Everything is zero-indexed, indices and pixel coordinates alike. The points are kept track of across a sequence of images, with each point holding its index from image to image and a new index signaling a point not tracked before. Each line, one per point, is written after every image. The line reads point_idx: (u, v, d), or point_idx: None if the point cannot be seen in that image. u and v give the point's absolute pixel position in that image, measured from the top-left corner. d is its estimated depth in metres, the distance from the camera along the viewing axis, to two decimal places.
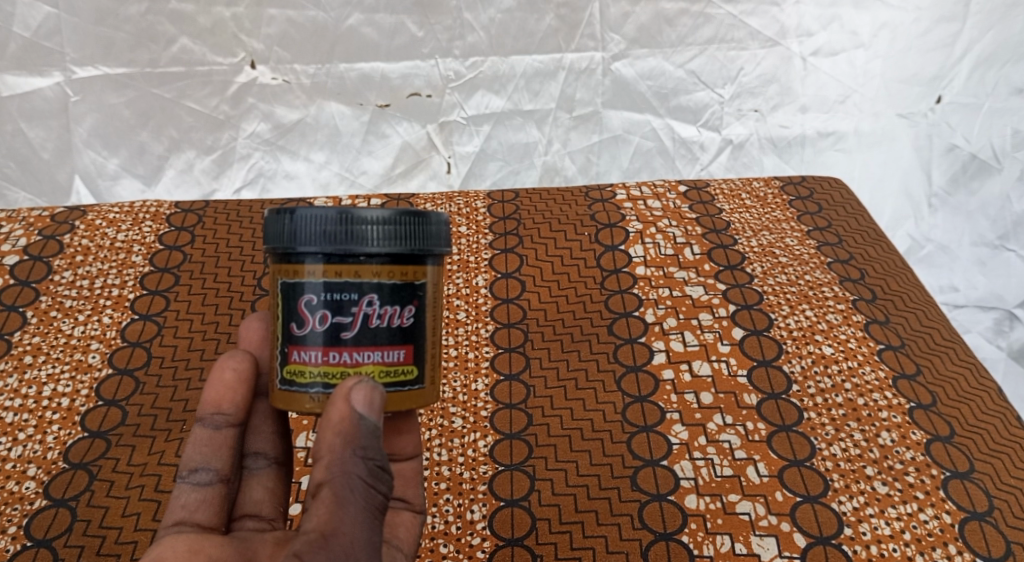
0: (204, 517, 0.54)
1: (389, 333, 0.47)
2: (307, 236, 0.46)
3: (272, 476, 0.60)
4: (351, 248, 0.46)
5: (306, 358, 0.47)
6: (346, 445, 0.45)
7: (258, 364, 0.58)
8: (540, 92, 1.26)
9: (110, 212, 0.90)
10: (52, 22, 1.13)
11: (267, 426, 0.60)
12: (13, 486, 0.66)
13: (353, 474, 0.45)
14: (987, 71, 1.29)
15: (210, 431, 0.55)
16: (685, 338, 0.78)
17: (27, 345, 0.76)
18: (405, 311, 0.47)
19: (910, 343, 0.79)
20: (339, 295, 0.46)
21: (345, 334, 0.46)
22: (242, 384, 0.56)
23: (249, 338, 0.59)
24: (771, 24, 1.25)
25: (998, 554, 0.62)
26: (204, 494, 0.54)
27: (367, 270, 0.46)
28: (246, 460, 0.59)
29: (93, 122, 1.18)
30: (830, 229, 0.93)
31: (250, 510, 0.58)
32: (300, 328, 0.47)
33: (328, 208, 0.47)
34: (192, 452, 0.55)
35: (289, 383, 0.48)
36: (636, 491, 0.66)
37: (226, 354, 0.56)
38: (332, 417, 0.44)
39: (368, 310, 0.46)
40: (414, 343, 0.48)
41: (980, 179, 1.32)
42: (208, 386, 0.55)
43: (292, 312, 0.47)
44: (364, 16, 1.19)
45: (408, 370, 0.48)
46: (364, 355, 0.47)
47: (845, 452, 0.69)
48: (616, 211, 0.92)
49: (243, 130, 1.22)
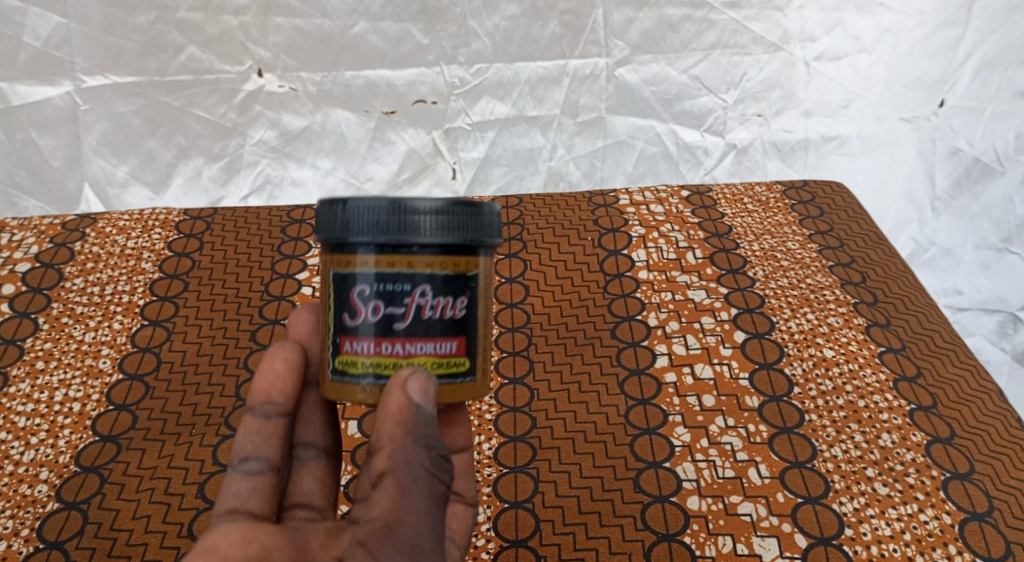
0: (256, 505, 0.53)
1: (441, 325, 0.48)
2: (359, 226, 0.47)
3: (321, 466, 0.61)
4: (404, 239, 0.47)
5: (358, 348, 0.48)
6: (406, 434, 0.45)
7: (307, 356, 0.59)
8: (544, 98, 1.28)
9: (120, 220, 0.92)
10: (62, 32, 1.15)
11: (316, 417, 0.61)
12: (25, 489, 0.67)
13: (415, 463, 0.45)
14: (990, 74, 1.29)
15: (261, 420, 0.56)
16: (687, 341, 0.79)
17: (39, 351, 0.77)
18: (457, 303, 0.49)
19: (911, 346, 0.80)
20: (391, 286, 0.47)
21: (398, 325, 0.47)
22: (292, 374, 0.57)
23: (299, 330, 0.61)
24: (774, 30, 1.26)
25: (999, 554, 0.62)
26: (255, 482, 0.54)
27: (420, 260, 0.47)
28: (295, 450, 0.60)
29: (103, 130, 1.20)
30: (832, 233, 0.93)
31: (300, 500, 0.58)
32: (352, 319, 0.48)
33: (380, 198, 0.47)
34: (242, 440, 0.55)
35: (341, 374, 0.49)
36: (639, 493, 0.67)
37: (275, 346, 0.58)
38: (391, 406, 0.45)
39: (421, 302, 0.47)
40: (465, 335, 0.49)
41: (983, 183, 1.33)
42: (258, 374, 0.57)
43: (344, 302, 0.48)
44: (369, 24, 1.20)
45: (459, 362, 0.49)
46: (416, 346, 0.48)
47: (845, 453, 0.69)
48: (618, 215, 0.93)
49: (250, 137, 1.24)
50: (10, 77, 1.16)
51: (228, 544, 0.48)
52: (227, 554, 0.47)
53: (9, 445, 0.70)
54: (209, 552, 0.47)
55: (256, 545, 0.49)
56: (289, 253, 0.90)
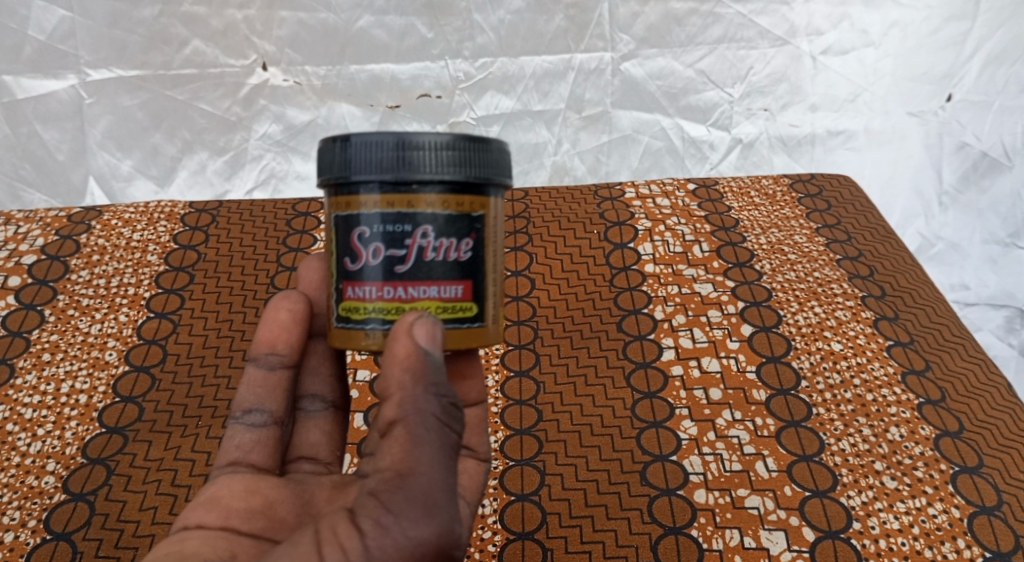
0: (258, 459, 0.56)
1: (445, 267, 0.49)
2: (360, 163, 0.48)
3: (328, 420, 0.62)
4: (406, 176, 0.47)
5: (362, 294, 0.49)
6: (415, 382, 0.46)
7: (313, 306, 0.60)
8: (550, 92, 1.27)
9: (125, 212, 0.92)
10: (66, 26, 1.15)
11: (324, 368, 0.62)
12: (32, 481, 0.68)
13: (425, 411, 0.45)
14: (997, 68, 1.28)
15: (264, 372, 0.58)
16: (693, 335, 0.79)
17: (45, 343, 0.78)
18: (462, 245, 0.49)
19: (919, 339, 0.80)
20: (393, 227, 0.48)
21: (399, 267, 0.48)
22: (296, 325, 0.58)
23: (308, 280, 0.62)
24: (780, 23, 1.25)
25: (1007, 548, 0.62)
26: (258, 435, 0.57)
27: (423, 200, 0.48)
28: (302, 402, 0.62)
29: (107, 124, 1.20)
30: (839, 226, 0.93)
31: (306, 453, 0.60)
32: (354, 263, 0.49)
33: (383, 135, 0.48)
34: (246, 392, 0.57)
35: (345, 320, 0.50)
36: (646, 485, 0.67)
37: (280, 296, 0.59)
38: (398, 352, 0.46)
39: (422, 243, 0.48)
40: (472, 279, 0.50)
41: (990, 177, 1.32)
42: (263, 325, 0.58)
43: (346, 247, 0.49)
44: (374, 18, 1.20)
45: (466, 307, 0.50)
46: (419, 291, 0.48)
47: (853, 447, 0.69)
48: (624, 208, 0.93)
49: (255, 131, 1.24)
50: (15, 70, 1.16)
51: (230, 495, 0.52)
52: (229, 505, 0.51)
53: (15, 436, 0.70)
54: (210, 504, 0.51)
55: (258, 497, 0.52)
56: (294, 245, 0.89)
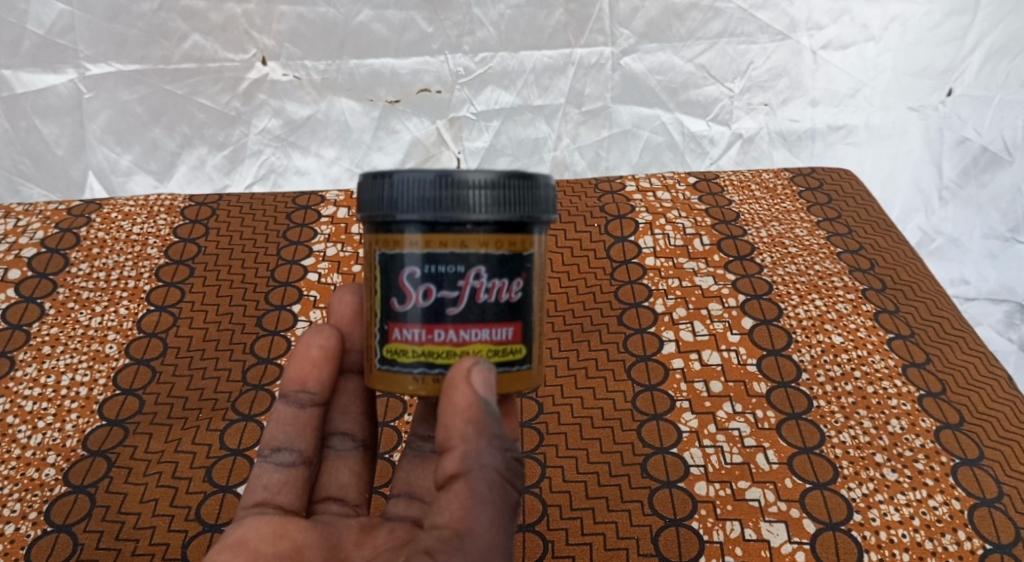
0: (285, 499, 0.55)
1: (496, 309, 0.48)
2: (407, 203, 0.47)
3: (358, 459, 0.60)
4: (457, 216, 0.46)
5: (408, 336, 0.48)
6: (477, 435, 0.46)
7: (344, 342, 0.59)
8: (550, 87, 1.27)
9: (125, 206, 0.92)
10: (65, 20, 1.15)
11: (355, 406, 0.61)
12: (32, 473, 0.67)
13: (488, 466, 0.46)
14: (998, 64, 1.28)
15: (294, 410, 0.57)
16: (694, 327, 0.79)
17: (45, 336, 0.77)
18: (513, 285, 0.48)
19: (920, 333, 0.80)
20: (443, 268, 0.47)
21: (450, 310, 0.47)
22: (327, 362, 0.58)
23: (341, 313, 0.61)
24: (781, 18, 1.24)
25: (1008, 540, 0.62)
26: (286, 475, 0.56)
27: (474, 239, 0.47)
28: (332, 440, 0.60)
29: (106, 118, 1.20)
30: (840, 220, 0.93)
31: (334, 494, 0.59)
32: (402, 303, 0.48)
33: (428, 171, 0.47)
34: (276, 430, 0.57)
35: (390, 362, 0.48)
36: (646, 478, 0.67)
37: (312, 330, 0.58)
38: (459, 403, 0.45)
39: (475, 284, 0.47)
40: (521, 320, 0.49)
41: (991, 172, 1.32)
42: (294, 361, 0.57)
43: (393, 287, 0.48)
44: (374, 12, 1.20)
45: (516, 349, 0.49)
46: (470, 333, 0.47)
47: (853, 440, 0.69)
48: (625, 203, 0.93)
49: (254, 126, 1.24)
50: (14, 65, 1.15)
51: (258, 539, 0.51)
52: (256, 549, 0.50)
53: (15, 429, 0.70)
54: (238, 547, 0.50)
55: (286, 540, 0.52)
56: (294, 239, 0.89)
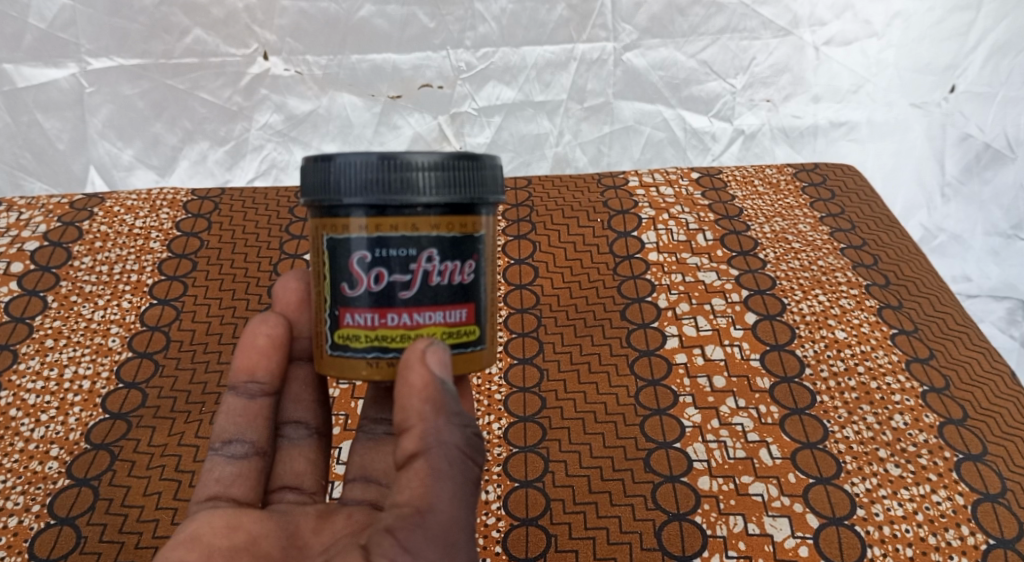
0: (239, 492, 0.55)
1: (449, 292, 0.47)
2: (354, 186, 0.46)
3: (312, 447, 0.61)
4: (406, 199, 0.46)
5: (359, 321, 0.47)
6: (436, 413, 0.46)
7: (293, 330, 0.59)
8: (551, 83, 1.27)
9: (128, 199, 0.91)
10: (67, 14, 1.14)
11: (306, 395, 0.61)
12: (36, 466, 0.67)
13: (448, 443, 0.46)
14: (1001, 60, 1.28)
15: (245, 401, 0.56)
16: (697, 323, 0.79)
17: (49, 329, 0.77)
18: (465, 267, 0.48)
19: (924, 328, 0.80)
20: (394, 252, 0.46)
21: (403, 294, 0.46)
22: (276, 350, 0.57)
23: (286, 300, 0.60)
24: (784, 14, 1.24)
25: (1011, 535, 0.62)
26: (239, 467, 0.55)
27: (425, 222, 0.46)
28: (284, 429, 0.60)
29: (108, 113, 1.20)
30: (843, 215, 0.93)
31: (289, 483, 0.59)
32: (352, 288, 0.47)
33: (372, 154, 0.47)
34: (226, 423, 0.56)
35: (342, 348, 0.48)
36: (649, 472, 0.67)
37: (258, 320, 0.57)
38: (415, 383, 0.45)
39: (428, 267, 0.46)
40: (474, 301, 0.49)
41: (994, 169, 1.32)
42: (241, 352, 0.57)
43: (343, 272, 0.47)
44: (375, 7, 1.19)
45: (469, 330, 0.49)
46: (424, 316, 0.47)
47: (857, 435, 0.69)
48: (628, 198, 0.93)
49: (256, 121, 1.23)
50: (15, 58, 1.15)
51: (212, 533, 0.50)
52: (211, 543, 0.49)
53: (19, 422, 0.70)
54: (191, 543, 0.49)
55: (242, 532, 0.51)
56: (296, 233, 0.89)
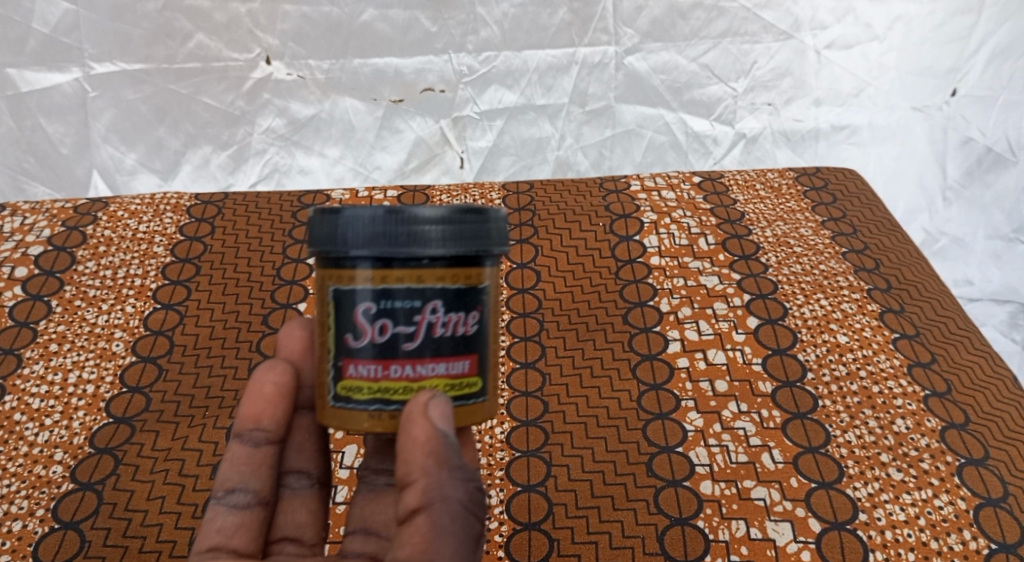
0: (240, 543, 0.53)
1: (452, 343, 0.47)
2: (361, 238, 0.46)
3: (314, 498, 0.60)
4: (412, 252, 0.46)
5: (363, 372, 0.47)
6: (439, 467, 0.46)
7: (299, 378, 0.59)
8: (553, 87, 1.27)
9: (132, 204, 0.92)
10: (70, 18, 1.15)
11: (310, 444, 0.60)
12: (40, 470, 0.68)
13: (450, 498, 0.46)
14: (1002, 64, 1.28)
15: (249, 449, 0.55)
16: (699, 327, 0.79)
17: (52, 334, 0.78)
18: (469, 318, 0.48)
19: (925, 332, 0.80)
20: (398, 303, 0.46)
21: (407, 345, 0.46)
22: (282, 398, 0.57)
23: (290, 348, 0.60)
24: (785, 17, 1.24)
25: (1013, 540, 0.62)
26: (241, 517, 0.53)
27: (430, 274, 0.46)
28: (287, 478, 0.59)
29: (111, 117, 1.20)
30: (845, 219, 0.93)
31: (290, 534, 0.57)
32: (357, 340, 0.47)
33: (381, 208, 0.47)
34: (229, 471, 0.55)
35: (345, 400, 0.48)
36: (652, 477, 0.67)
37: (265, 368, 0.57)
38: (419, 436, 0.45)
39: (432, 319, 0.46)
40: (477, 353, 0.49)
41: (995, 173, 1.33)
42: (247, 399, 0.56)
43: (348, 323, 0.47)
44: (377, 12, 1.20)
45: (471, 382, 0.48)
46: (426, 368, 0.47)
47: (859, 439, 0.69)
48: (630, 202, 0.93)
49: (258, 125, 1.24)
50: (19, 63, 1.16)
51: None
52: None
53: (23, 426, 0.70)
54: None
55: None
56: (300, 238, 0.90)
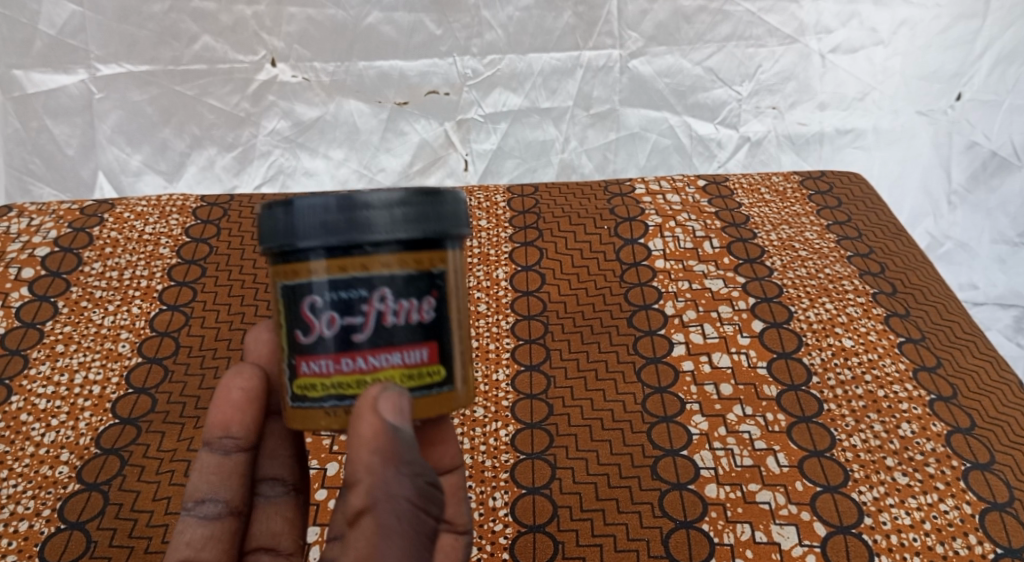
0: (211, 555, 0.52)
1: (407, 331, 0.44)
2: (303, 228, 0.43)
3: (290, 505, 0.59)
4: (356, 238, 0.43)
5: (316, 368, 0.44)
6: (385, 464, 0.42)
7: (268, 382, 0.56)
8: (557, 90, 1.27)
9: (138, 206, 0.93)
10: (76, 20, 1.15)
11: (283, 450, 0.58)
12: (47, 470, 0.68)
13: (398, 497, 0.42)
14: (1008, 67, 1.28)
15: (219, 458, 0.54)
16: (704, 331, 0.79)
17: (59, 334, 0.78)
18: (424, 305, 0.44)
19: (931, 336, 0.80)
20: (345, 293, 0.43)
21: (357, 337, 0.44)
22: (250, 405, 0.54)
23: (259, 352, 0.57)
24: (789, 21, 1.24)
25: (1019, 545, 0.62)
26: (212, 529, 0.53)
27: (377, 261, 0.43)
28: (259, 486, 0.58)
29: (117, 118, 1.21)
30: (850, 223, 0.93)
31: (265, 543, 0.57)
32: (306, 335, 0.44)
33: (322, 194, 0.43)
34: (199, 481, 0.54)
35: (301, 399, 0.45)
36: (657, 480, 0.67)
37: (233, 373, 0.55)
38: (363, 432, 0.41)
39: (380, 307, 0.43)
40: (437, 340, 0.45)
41: (1000, 177, 1.32)
42: (215, 405, 0.54)
43: (297, 318, 0.45)
44: (382, 14, 1.20)
45: (433, 371, 0.45)
46: (381, 359, 0.44)
47: (864, 443, 0.69)
48: (635, 205, 0.93)
49: (263, 127, 1.25)
50: (25, 65, 1.16)
51: None
52: None
53: (30, 426, 0.71)
54: None
55: None
56: None
